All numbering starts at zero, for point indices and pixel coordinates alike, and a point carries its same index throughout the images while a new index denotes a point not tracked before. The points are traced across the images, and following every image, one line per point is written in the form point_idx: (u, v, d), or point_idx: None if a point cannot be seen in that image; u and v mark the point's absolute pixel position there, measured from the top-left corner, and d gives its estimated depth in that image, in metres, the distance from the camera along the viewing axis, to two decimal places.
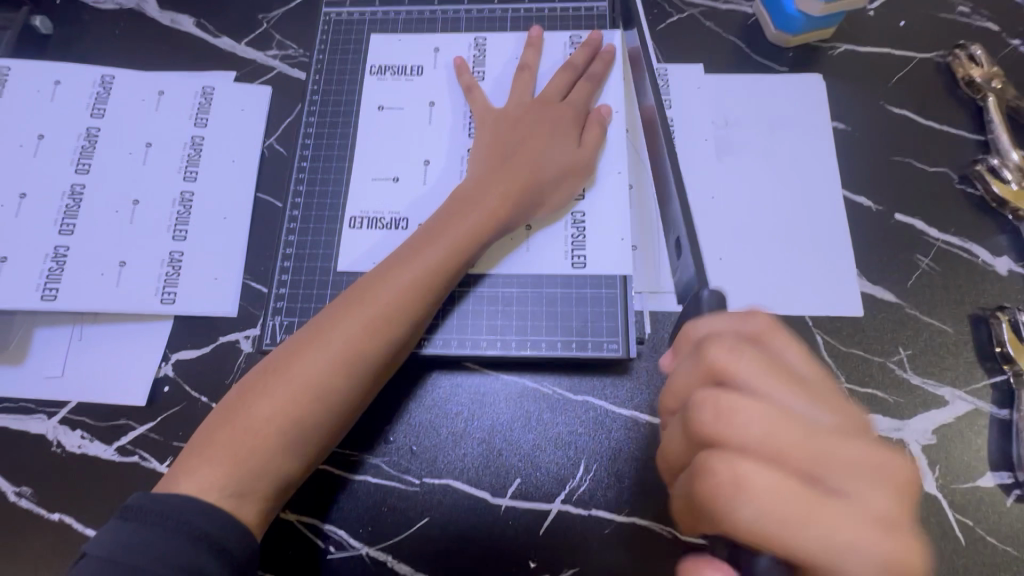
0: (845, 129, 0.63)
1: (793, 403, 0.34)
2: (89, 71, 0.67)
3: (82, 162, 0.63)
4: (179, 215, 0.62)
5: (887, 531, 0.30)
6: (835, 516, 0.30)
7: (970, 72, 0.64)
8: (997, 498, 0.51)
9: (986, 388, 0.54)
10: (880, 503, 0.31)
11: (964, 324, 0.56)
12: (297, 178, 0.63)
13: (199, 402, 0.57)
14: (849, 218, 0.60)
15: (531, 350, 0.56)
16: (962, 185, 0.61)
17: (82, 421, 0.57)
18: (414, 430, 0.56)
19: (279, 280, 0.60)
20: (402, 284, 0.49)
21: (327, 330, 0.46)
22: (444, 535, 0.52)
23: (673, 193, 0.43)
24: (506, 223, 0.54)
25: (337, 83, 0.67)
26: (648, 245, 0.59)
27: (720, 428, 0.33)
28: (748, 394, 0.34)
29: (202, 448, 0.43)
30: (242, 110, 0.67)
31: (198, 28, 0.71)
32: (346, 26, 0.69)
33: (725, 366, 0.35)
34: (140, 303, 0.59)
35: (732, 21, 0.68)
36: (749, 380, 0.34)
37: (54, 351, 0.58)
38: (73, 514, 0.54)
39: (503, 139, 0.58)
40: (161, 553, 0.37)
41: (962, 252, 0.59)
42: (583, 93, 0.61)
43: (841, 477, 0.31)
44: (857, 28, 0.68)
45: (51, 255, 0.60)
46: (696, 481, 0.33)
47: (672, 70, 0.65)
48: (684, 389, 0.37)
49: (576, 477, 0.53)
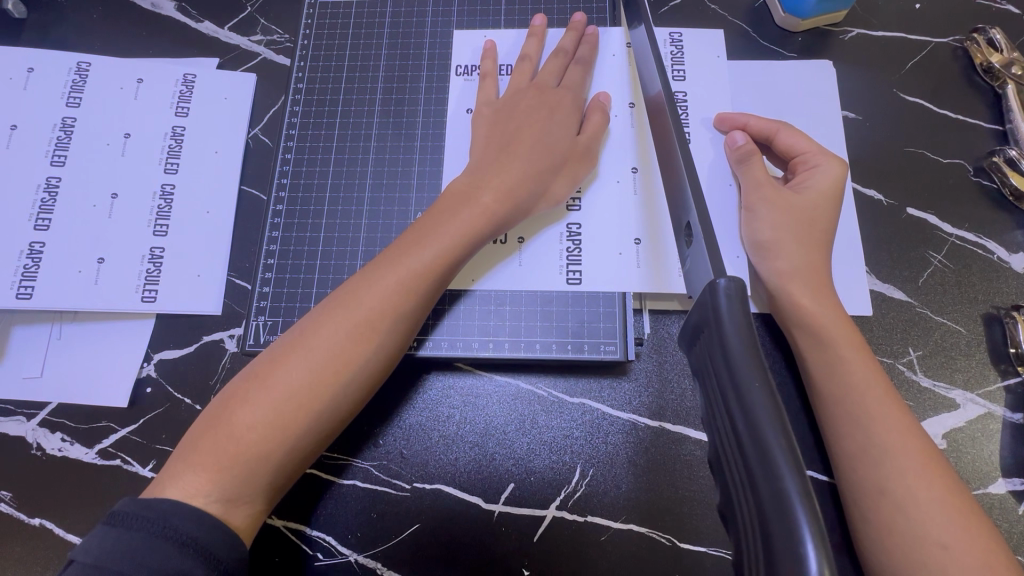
0: (855, 119, 0.60)
1: (786, 255, 0.49)
2: (66, 57, 0.64)
3: (58, 154, 0.60)
4: (161, 208, 0.60)
5: (809, 227, 0.50)
6: (815, 267, 0.48)
7: (989, 58, 0.61)
8: (1009, 506, 0.49)
9: (999, 391, 0.52)
10: (809, 208, 0.50)
11: (978, 324, 0.54)
12: (281, 170, 0.60)
13: (182, 404, 0.55)
14: (859, 212, 0.57)
15: (525, 351, 0.54)
16: (978, 177, 0.58)
17: (62, 424, 0.55)
18: (406, 432, 0.54)
19: (262, 277, 0.57)
20: (388, 287, 0.46)
21: (311, 333, 0.44)
22: (435, 541, 0.51)
23: (684, 177, 0.38)
24: (507, 220, 0.51)
25: (322, 70, 0.64)
26: (654, 239, 0.55)
27: (797, 288, 0.48)
28: (768, 271, 0.49)
29: (186, 455, 0.41)
30: (226, 99, 0.64)
31: (179, 12, 0.68)
32: (333, 10, 0.66)
33: (769, 260, 0.49)
34: (120, 301, 0.57)
35: (738, 3, 0.65)
36: (767, 263, 0.49)
37: (32, 351, 0.56)
38: (53, 520, 0.52)
39: (500, 130, 0.55)
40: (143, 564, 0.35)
41: (977, 248, 0.56)
42: (577, 80, 0.58)
43: (804, 244, 0.49)
44: (871, 11, 0.64)
45: (26, 251, 0.57)
46: (817, 329, 0.47)
47: (684, 39, 0.61)
48: (781, 283, 0.48)
49: (572, 483, 0.52)
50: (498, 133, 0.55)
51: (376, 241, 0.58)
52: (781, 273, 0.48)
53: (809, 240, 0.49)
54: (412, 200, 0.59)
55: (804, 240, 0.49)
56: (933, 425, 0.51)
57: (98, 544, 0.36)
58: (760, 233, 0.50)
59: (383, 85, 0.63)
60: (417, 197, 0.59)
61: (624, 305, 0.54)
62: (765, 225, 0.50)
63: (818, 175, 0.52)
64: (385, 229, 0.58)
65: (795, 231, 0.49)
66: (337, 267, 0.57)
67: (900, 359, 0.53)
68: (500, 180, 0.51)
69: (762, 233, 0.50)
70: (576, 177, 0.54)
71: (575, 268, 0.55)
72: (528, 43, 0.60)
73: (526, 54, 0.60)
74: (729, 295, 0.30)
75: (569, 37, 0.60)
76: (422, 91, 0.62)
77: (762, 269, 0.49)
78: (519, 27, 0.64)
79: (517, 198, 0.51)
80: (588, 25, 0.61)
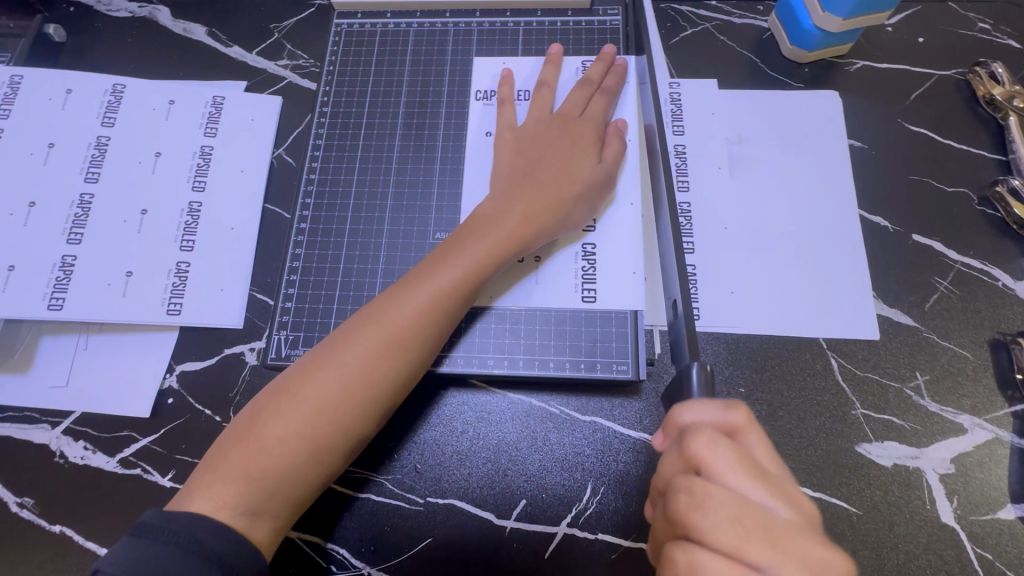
0: (862, 147, 0.62)
1: (751, 498, 0.34)
2: (102, 79, 0.67)
3: (92, 171, 0.63)
4: (188, 225, 0.62)
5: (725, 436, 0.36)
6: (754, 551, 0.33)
7: (991, 90, 0.63)
8: (1018, 532, 0.49)
9: (1007, 417, 0.53)
10: (721, 418, 0.37)
11: (984, 349, 0.55)
12: (305, 190, 0.63)
13: (203, 415, 0.57)
14: (865, 238, 0.59)
15: (539, 369, 0.55)
16: (982, 206, 0.60)
17: (86, 432, 0.56)
18: (420, 447, 0.55)
19: (285, 292, 0.59)
20: (415, 306, 0.48)
21: (340, 350, 0.46)
22: (447, 556, 0.52)
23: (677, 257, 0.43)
24: (528, 243, 0.53)
25: (347, 93, 0.67)
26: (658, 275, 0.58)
27: (698, 520, 0.34)
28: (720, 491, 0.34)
29: (214, 466, 0.43)
30: (252, 120, 0.67)
31: (210, 37, 0.71)
32: (358, 38, 0.69)
33: (704, 460, 0.35)
34: (146, 313, 0.59)
35: (747, 35, 0.68)
36: (722, 481, 0.35)
37: (59, 360, 0.58)
38: (74, 527, 0.53)
39: (526, 156, 0.57)
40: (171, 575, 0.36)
41: (982, 275, 0.57)
42: (600, 107, 0.60)
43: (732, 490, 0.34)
44: (876, 43, 0.66)
45: (58, 263, 0.60)
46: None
47: (684, 85, 0.65)
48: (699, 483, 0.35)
49: (583, 500, 0.52)
50: (522, 159, 0.57)
51: (395, 260, 0.59)
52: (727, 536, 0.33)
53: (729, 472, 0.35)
54: (430, 220, 0.60)
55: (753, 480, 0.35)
56: (940, 449, 0.52)
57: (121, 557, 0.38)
58: (710, 419, 0.37)
59: (405, 110, 0.65)
60: (435, 217, 0.61)
61: (696, 389, 0.40)
62: (697, 456, 0.35)
63: (702, 412, 0.37)
64: (404, 247, 0.60)
65: (764, 472, 0.36)
66: (358, 284, 0.59)
67: (907, 384, 0.54)
68: (525, 206, 0.53)
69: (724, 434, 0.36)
70: (595, 205, 0.57)
71: (590, 287, 0.56)
72: (547, 69, 0.63)
73: (543, 81, 0.62)
74: (702, 382, 0.40)
75: (597, 69, 0.62)
76: (442, 116, 0.65)
77: (674, 444, 0.37)
78: (535, 55, 0.66)
79: (544, 221, 0.53)
80: (615, 56, 0.64)
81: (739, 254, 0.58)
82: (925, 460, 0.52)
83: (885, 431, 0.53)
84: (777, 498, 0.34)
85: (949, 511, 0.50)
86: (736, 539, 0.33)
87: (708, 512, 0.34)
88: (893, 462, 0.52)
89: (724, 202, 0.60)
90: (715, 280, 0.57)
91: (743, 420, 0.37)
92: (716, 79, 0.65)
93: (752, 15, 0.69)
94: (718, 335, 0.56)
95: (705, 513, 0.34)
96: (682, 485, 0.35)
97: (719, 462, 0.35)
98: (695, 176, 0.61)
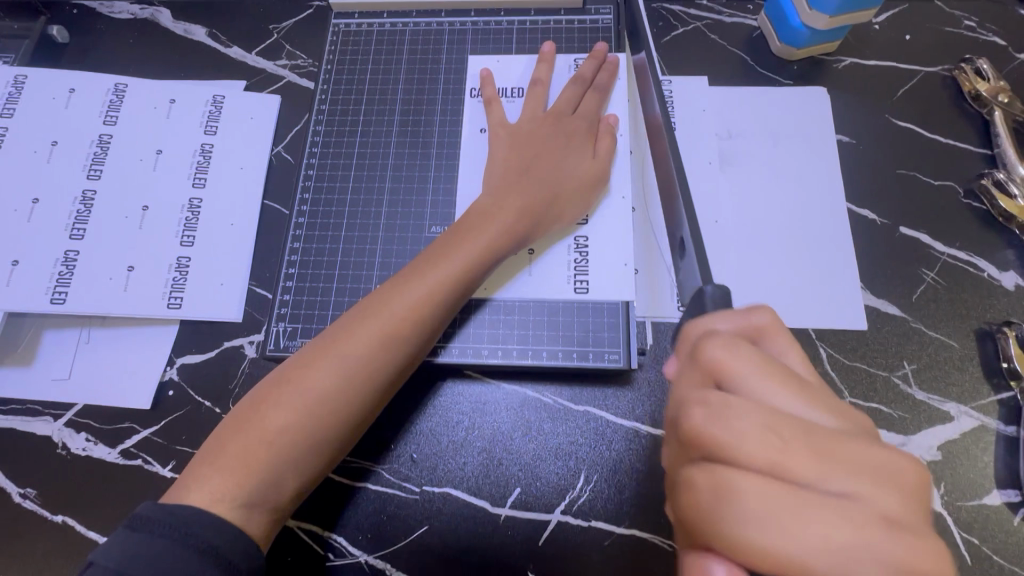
0: (850, 142, 0.63)
1: (787, 405, 0.30)
2: (104, 79, 0.68)
3: (94, 169, 0.64)
4: (188, 220, 0.63)
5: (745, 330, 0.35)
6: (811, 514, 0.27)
7: (977, 86, 0.64)
8: (1004, 517, 0.50)
9: (992, 404, 0.54)
10: (751, 317, 0.35)
11: (970, 339, 0.56)
12: (302, 185, 0.64)
13: (203, 406, 0.58)
14: (853, 230, 0.60)
15: (532, 359, 0.56)
16: (968, 199, 0.61)
17: (88, 424, 0.57)
18: (417, 438, 0.56)
19: (283, 286, 0.60)
20: (414, 299, 0.49)
21: (338, 342, 0.47)
22: (442, 544, 0.52)
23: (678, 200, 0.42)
24: (522, 238, 0.54)
25: (345, 91, 0.68)
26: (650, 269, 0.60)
27: (716, 429, 0.30)
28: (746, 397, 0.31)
29: (211, 459, 0.43)
30: (252, 119, 0.68)
31: (211, 37, 0.73)
32: (355, 37, 0.70)
33: (725, 365, 0.32)
34: (147, 307, 0.60)
35: (737, 34, 0.69)
36: (748, 381, 0.31)
37: (62, 353, 0.59)
38: (76, 517, 0.54)
39: (520, 153, 0.58)
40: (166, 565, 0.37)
41: (968, 266, 0.58)
42: (592, 104, 0.61)
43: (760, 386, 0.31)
44: (863, 41, 0.68)
45: (61, 258, 0.61)
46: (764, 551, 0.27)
47: (675, 83, 0.66)
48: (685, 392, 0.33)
49: (576, 488, 0.53)
50: (516, 155, 0.58)
51: (391, 254, 0.61)
52: (762, 447, 0.29)
53: (762, 378, 0.31)
54: (426, 215, 0.62)
55: (815, 398, 0.31)
56: (927, 437, 0.53)
57: (116, 549, 0.39)
58: (729, 325, 0.35)
59: (401, 108, 0.67)
60: (431, 211, 0.62)
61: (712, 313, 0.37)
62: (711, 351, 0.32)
63: (721, 320, 0.35)
64: (400, 241, 0.61)
65: (803, 379, 0.32)
66: (354, 278, 0.60)
67: (895, 372, 0.55)
68: (520, 201, 0.54)
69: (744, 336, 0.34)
70: (588, 201, 0.58)
71: (582, 279, 0.57)
72: (540, 68, 0.64)
73: (537, 79, 0.63)
74: None
75: (589, 66, 0.63)
76: (438, 114, 0.66)
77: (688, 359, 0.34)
78: (529, 53, 0.67)
79: (540, 217, 0.55)
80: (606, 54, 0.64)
81: (729, 246, 0.59)
82: (913, 447, 0.52)
83: (873, 419, 0.54)
84: (820, 406, 0.30)
85: (936, 497, 0.51)
86: (767, 449, 0.29)
87: (744, 425, 0.29)
88: None
89: (714, 196, 0.61)
90: None
91: (768, 321, 0.34)
92: (708, 76, 0.67)
93: (742, 13, 0.70)
94: None
95: (727, 424, 0.30)
96: (697, 399, 0.32)
97: (736, 363, 0.31)
98: (686, 171, 0.62)
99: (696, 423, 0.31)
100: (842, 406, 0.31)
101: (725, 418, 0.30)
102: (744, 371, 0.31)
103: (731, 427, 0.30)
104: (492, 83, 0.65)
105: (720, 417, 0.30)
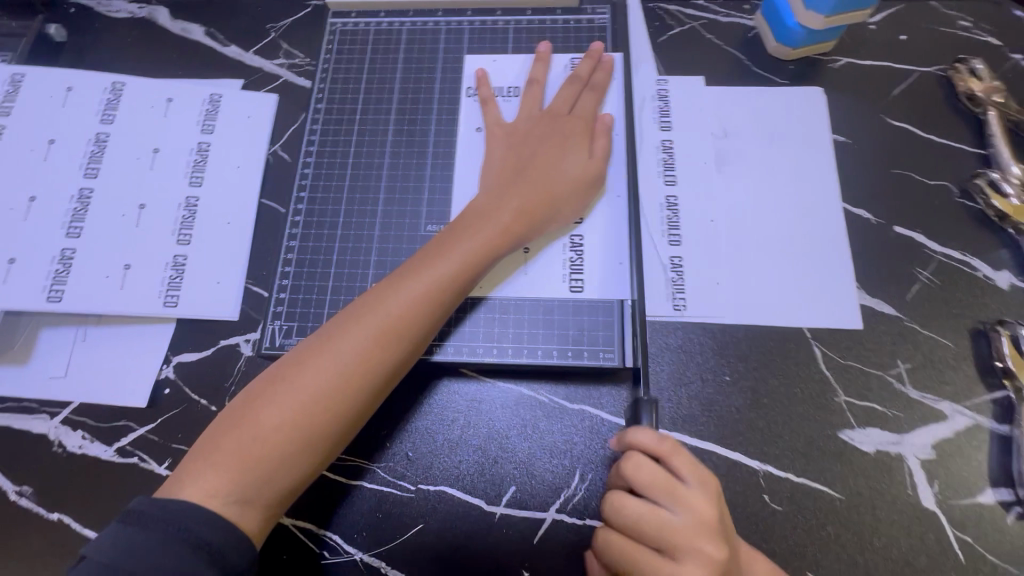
0: (845, 141, 0.63)
1: (672, 511, 0.44)
2: (101, 78, 0.68)
3: (91, 167, 0.64)
4: (185, 219, 0.63)
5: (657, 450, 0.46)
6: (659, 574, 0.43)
7: (971, 86, 0.64)
8: (997, 515, 0.50)
9: (986, 403, 0.54)
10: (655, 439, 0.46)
11: (965, 338, 0.56)
12: (299, 184, 0.64)
13: (199, 404, 0.58)
14: (848, 230, 0.60)
15: (527, 358, 0.56)
16: (962, 198, 0.61)
17: (83, 422, 0.57)
18: (412, 435, 0.56)
19: (280, 284, 0.60)
20: (409, 297, 0.49)
21: (334, 340, 0.47)
22: (437, 542, 0.52)
23: None
24: (519, 238, 0.54)
25: (342, 90, 0.68)
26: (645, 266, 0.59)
27: (615, 517, 0.46)
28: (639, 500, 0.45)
29: (207, 455, 0.43)
30: (248, 117, 0.68)
31: (208, 37, 0.73)
32: (352, 37, 0.70)
33: (631, 476, 0.46)
34: (143, 305, 0.60)
35: (732, 33, 0.69)
36: (646, 489, 0.45)
37: (58, 351, 0.59)
38: (72, 514, 0.54)
39: (517, 153, 0.58)
40: (160, 560, 0.37)
41: (962, 266, 0.58)
42: (589, 104, 0.61)
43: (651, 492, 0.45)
44: (859, 41, 0.68)
45: (58, 256, 0.61)
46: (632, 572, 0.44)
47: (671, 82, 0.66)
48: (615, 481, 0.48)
49: (572, 486, 0.53)
50: (513, 155, 0.58)
51: (388, 253, 0.61)
52: (640, 532, 0.44)
53: (655, 485, 0.45)
54: (422, 214, 0.62)
55: (689, 500, 0.44)
56: (921, 435, 0.53)
57: (110, 544, 0.39)
58: (644, 442, 0.46)
59: (398, 107, 0.67)
60: (427, 210, 0.62)
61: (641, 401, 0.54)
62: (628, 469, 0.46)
63: (640, 435, 0.46)
64: (396, 240, 0.61)
65: (685, 488, 0.44)
66: (351, 276, 0.60)
67: (889, 371, 0.55)
68: (517, 201, 0.54)
69: (653, 454, 0.46)
70: (585, 200, 0.58)
71: (577, 277, 0.58)
72: (536, 67, 0.64)
73: (533, 78, 0.64)
74: None
75: (586, 66, 0.63)
76: (434, 113, 0.66)
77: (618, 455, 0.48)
78: (525, 53, 0.68)
79: (537, 215, 0.55)
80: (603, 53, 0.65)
81: (724, 245, 0.59)
82: (907, 445, 0.53)
83: (867, 418, 0.54)
84: (689, 506, 0.44)
85: (930, 495, 0.51)
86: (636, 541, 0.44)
87: (628, 516, 0.45)
88: (875, 448, 0.53)
89: (709, 195, 0.61)
90: (701, 271, 0.58)
91: (670, 447, 0.46)
92: (704, 76, 0.67)
93: (738, 13, 0.70)
94: (704, 326, 0.57)
95: (620, 515, 0.45)
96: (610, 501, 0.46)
97: (638, 476, 0.45)
98: (682, 170, 0.62)
99: (605, 511, 0.47)
100: (711, 500, 0.45)
101: (618, 515, 0.45)
102: (642, 481, 0.45)
103: (627, 513, 0.45)
104: (489, 84, 0.65)
105: (615, 509, 0.46)
